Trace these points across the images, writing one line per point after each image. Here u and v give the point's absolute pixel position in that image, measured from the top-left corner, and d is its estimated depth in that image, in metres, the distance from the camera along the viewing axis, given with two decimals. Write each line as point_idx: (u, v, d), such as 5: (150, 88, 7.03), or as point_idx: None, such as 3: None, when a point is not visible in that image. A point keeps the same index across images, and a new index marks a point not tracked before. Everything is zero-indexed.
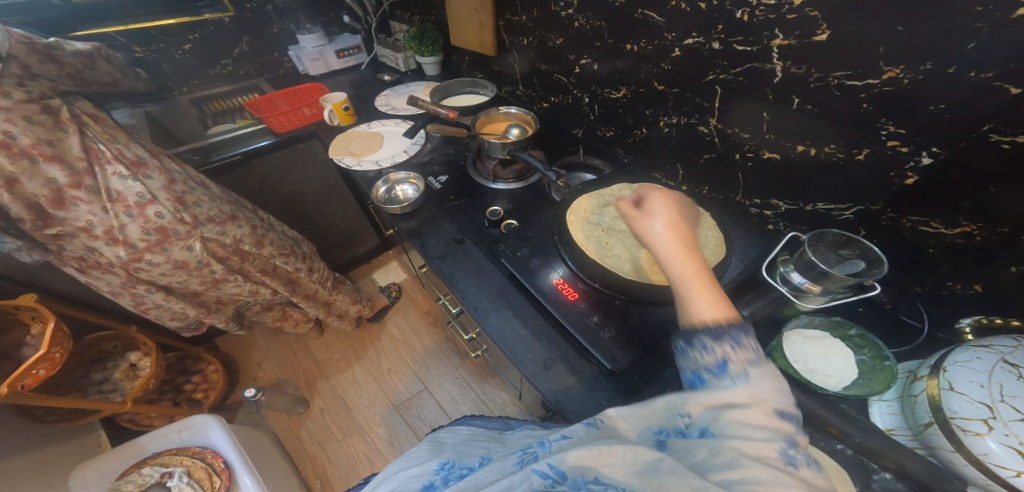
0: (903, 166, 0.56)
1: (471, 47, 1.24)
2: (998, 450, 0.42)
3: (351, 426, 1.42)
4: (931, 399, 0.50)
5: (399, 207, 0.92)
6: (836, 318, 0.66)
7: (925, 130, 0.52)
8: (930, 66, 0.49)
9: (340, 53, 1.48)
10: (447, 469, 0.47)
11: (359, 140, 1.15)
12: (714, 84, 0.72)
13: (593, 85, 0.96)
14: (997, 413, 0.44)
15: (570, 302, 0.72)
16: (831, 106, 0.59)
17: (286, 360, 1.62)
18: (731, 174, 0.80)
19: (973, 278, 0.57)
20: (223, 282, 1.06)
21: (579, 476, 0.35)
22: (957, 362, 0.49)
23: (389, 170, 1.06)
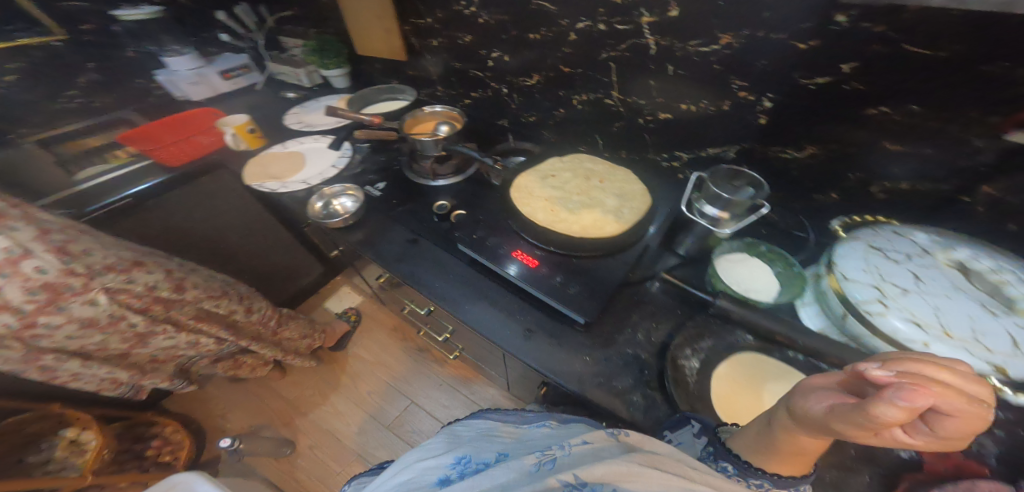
0: (755, 110, 0.70)
1: (380, 54, 1.26)
2: (902, 327, 0.52)
3: (345, 461, 1.43)
4: (837, 294, 0.60)
5: (340, 221, 0.94)
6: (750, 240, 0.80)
7: (760, 81, 0.66)
8: (746, 33, 0.62)
9: (224, 73, 1.45)
10: (461, 463, 0.54)
11: (279, 163, 1.15)
12: (609, 61, 0.82)
13: (508, 76, 1.04)
14: (887, 293, 0.55)
15: (533, 269, 0.81)
16: (695, 69, 0.72)
17: (256, 407, 1.58)
18: (639, 136, 0.92)
19: (833, 188, 0.72)
20: (153, 334, 0.98)
21: (598, 487, 0.42)
22: (845, 259, 0.61)
23: (319, 186, 1.07)
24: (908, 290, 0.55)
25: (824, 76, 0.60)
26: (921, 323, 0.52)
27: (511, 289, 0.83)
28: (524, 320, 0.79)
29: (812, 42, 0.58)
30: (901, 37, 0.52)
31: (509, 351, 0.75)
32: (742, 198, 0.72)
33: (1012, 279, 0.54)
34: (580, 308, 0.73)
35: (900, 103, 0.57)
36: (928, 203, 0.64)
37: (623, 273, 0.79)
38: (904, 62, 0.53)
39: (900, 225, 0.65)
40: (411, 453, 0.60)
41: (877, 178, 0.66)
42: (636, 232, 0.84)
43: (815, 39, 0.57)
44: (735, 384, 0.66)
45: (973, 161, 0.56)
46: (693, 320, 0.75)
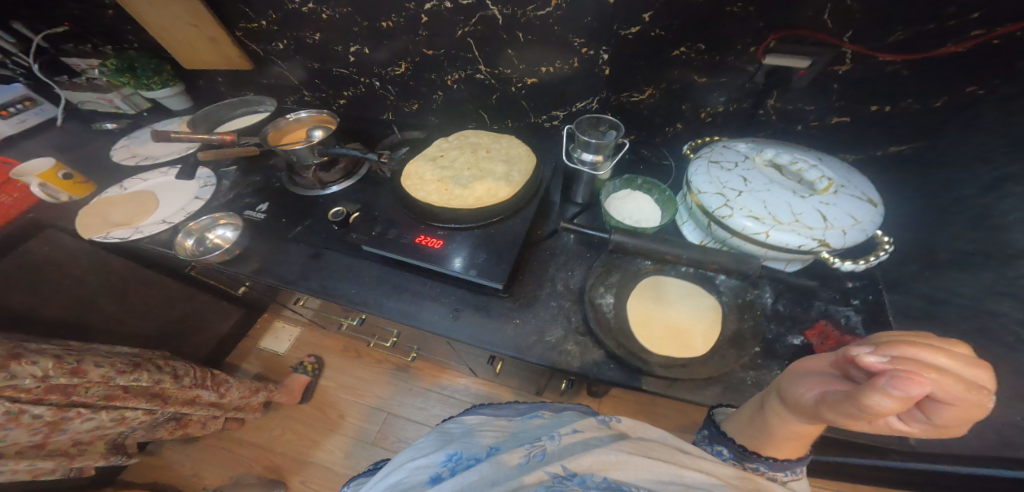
0: (597, 63, 0.78)
1: (217, 65, 1.14)
2: (748, 223, 0.64)
3: (332, 487, 1.35)
4: (699, 208, 0.71)
5: (219, 253, 0.87)
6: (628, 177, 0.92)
7: (594, 37, 0.74)
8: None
9: (2, 113, 1.15)
10: (452, 460, 0.60)
11: (121, 208, 1.00)
12: (466, 37, 0.83)
13: (375, 68, 1.00)
14: (729, 199, 0.67)
15: (438, 250, 0.83)
16: (540, 33, 0.77)
17: (219, 459, 1.42)
18: (516, 103, 0.96)
19: (677, 119, 0.84)
20: (64, 421, 0.85)
21: (587, 476, 0.52)
22: (695, 178, 0.73)
23: (184, 224, 0.97)
24: (742, 191, 0.67)
25: (636, 27, 0.70)
26: (759, 216, 0.64)
27: (428, 275, 0.86)
28: (447, 301, 0.82)
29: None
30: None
31: (434, 331, 0.79)
32: (607, 141, 0.81)
33: (805, 165, 0.68)
34: (493, 276, 0.78)
35: (693, 42, 0.70)
36: (743, 115, 0.78)
37: (523, 231, 0.85)
38: (684, 6, 0.65)
39: (725, 139, 0.79)
40: (401, 453, 0.67)
41: (703, 107, 0.79)
42: (528, 194, 0.90)
43: None
44: (649, 309, 0.77)
45: (752, 82, 0.72)
46: (600, 261, 0.84)
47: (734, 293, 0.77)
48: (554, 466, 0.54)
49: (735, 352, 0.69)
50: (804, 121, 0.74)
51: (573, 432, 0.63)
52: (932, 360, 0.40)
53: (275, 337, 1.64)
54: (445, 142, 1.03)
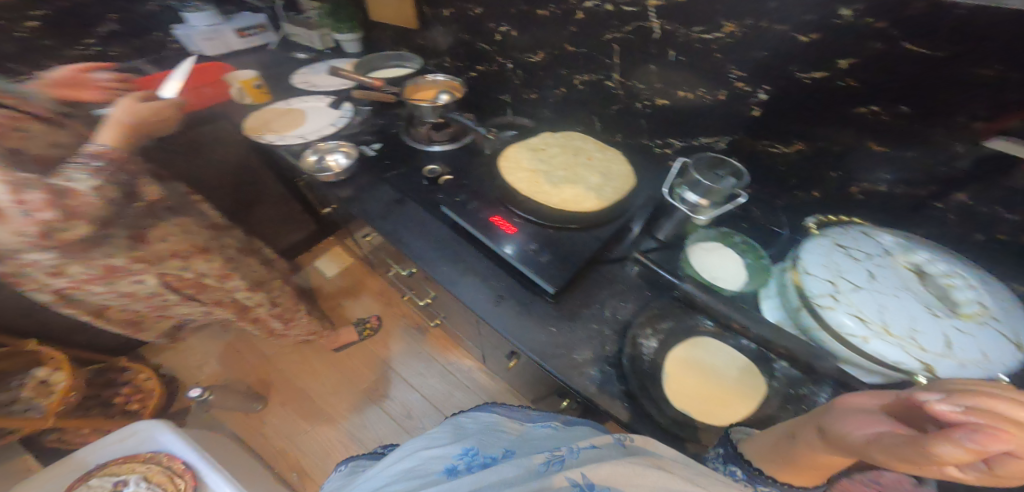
0: (748, 102, 0.72)
1: (387, 19, 1.28)
2: (847, 321, 0.56)
3: (310, 416, 1.49)
4: (795, 287, 0.63)
5: (332, 174, 0.95)
6: (726, 230, 0.83)
7: (758, 72, 0.67)
8: (749, 22, 0.63)
9: (241, 31, 1.38)
10: (469, 455, 0.58)
11: (279, 118, 1.14)
12: (612, 42, 0.82)
13: (513, 51, 1.04)
14: (839, 288, 0.59)
15: (509, 235, 0.82)
16: (695, 57, 0.73)
17: (233, 361, 1.62)
18: (636, 122, 0.93)
19: (812, 185, 0.76)
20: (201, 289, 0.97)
21: (604, 489, 0.45)
22: (809, 252, 0.65)
23: (316, 142, 1.06)
24: (860, 287, 0.59)
25: (818, 71, 0.62)
26: (865, 319, 0.56)
27: (489, 256, 0.84)
28: (497, 285, 0.81)
29: (813, 35, 0.59)
30: (901, 35, 0.52)
31: (477, 311, 0.78)
32: (722, 187, 0.74)
33: (960, 283, 0.58)
34: (549, 277, 0.75)
35: (889, 101, 0.58)
36: (908, 203, 0.66)
37: (592, 248, 0.80)
38: (901, 59, 0.54)
39: (867, 224, 0.69)
40: (416, 442, 0.67)
41: (855, 178, 0.69)
42: (613, 212, 0.85)
43: (816, 32, 0.58)
44: (687, 365, 0.69)
45: (948, 166, 0.58)
46: (658, 302, 0.78)
47: (789, 382, 0.67)
48: (573, 473, 0.48)
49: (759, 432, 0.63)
50: (992, 228, 0.59)
51: (590, 449, 0.53)
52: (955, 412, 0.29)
53: (334, 259, 1.85)
54: (550, 136, 1.03)
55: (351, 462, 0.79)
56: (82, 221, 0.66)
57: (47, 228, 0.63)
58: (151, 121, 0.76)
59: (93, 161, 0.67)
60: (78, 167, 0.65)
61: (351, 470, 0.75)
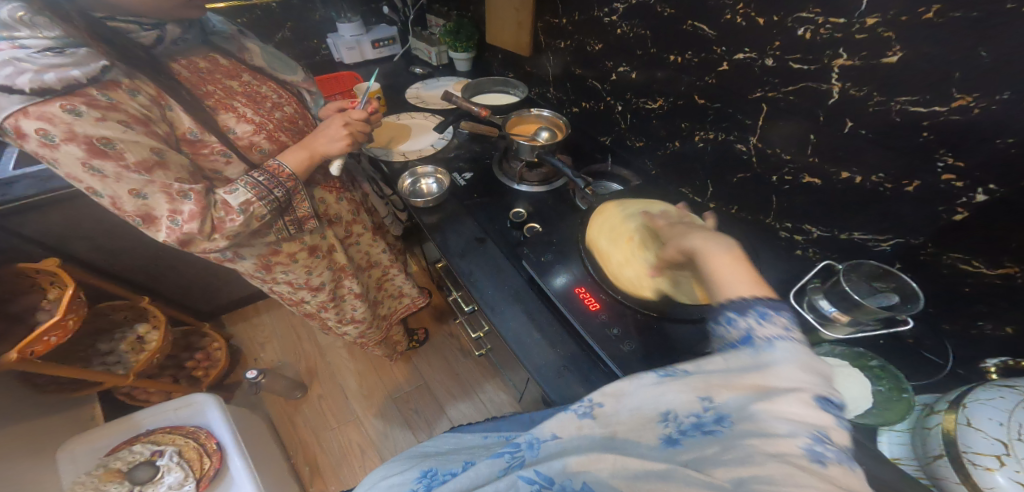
0: (954, 201, 0.55)
1: (506, 45, 1.27)
2: (1006, 486, 0.42)
3: (340, 410, 1.48)
4: (944, 434, 0.49)
5: (423, 201, 0.95)
6: (857, 349, 0.65)
7: (987, 164, 0.50)
8: (1007, 96, 0.46)
9: (375, 43, 1.49)
10: (429, 477, 0.43)
11: (388, 132, 1.19)
12: (761, 102, 0.71)
13: (628, 93, 0.96)
14: (1012, 451, 0.43)
15: (590, 312, 0.73)
16: (888, 133, 0.57)
17: (289, 346, 1.66)
18: (764, 195, 0.79)
19: (1007, 318, 0.57)
20: (338, 300, 1.07)
21: (567, 481, 0.33)
22: (978, 399, 0.48)
23: (415, 162, 1.09)
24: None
25: None
26: None
27: (558, 318, 0.76)
28: (563, 354, 0.71)
29: None
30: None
31: (538, 379, 0.68)
32: (876, 307, 0.58)
33: None
34: (629, 370, 0.65)
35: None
36: None
37: (691, 341, 0.68)
38: None
39: None
40: (376, 471, 0.50)
41: None
42: None
43: None
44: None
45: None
46: None
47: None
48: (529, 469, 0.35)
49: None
50: None
51: (549, 437, 0.39)
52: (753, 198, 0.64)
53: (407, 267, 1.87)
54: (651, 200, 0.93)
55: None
56: (223, 235, 0.66)
57: (186, 238, 0.62)
58: (326, 146, 0.76)
59: (259, 176, 0.68)
60: (244, 181, 0.67)
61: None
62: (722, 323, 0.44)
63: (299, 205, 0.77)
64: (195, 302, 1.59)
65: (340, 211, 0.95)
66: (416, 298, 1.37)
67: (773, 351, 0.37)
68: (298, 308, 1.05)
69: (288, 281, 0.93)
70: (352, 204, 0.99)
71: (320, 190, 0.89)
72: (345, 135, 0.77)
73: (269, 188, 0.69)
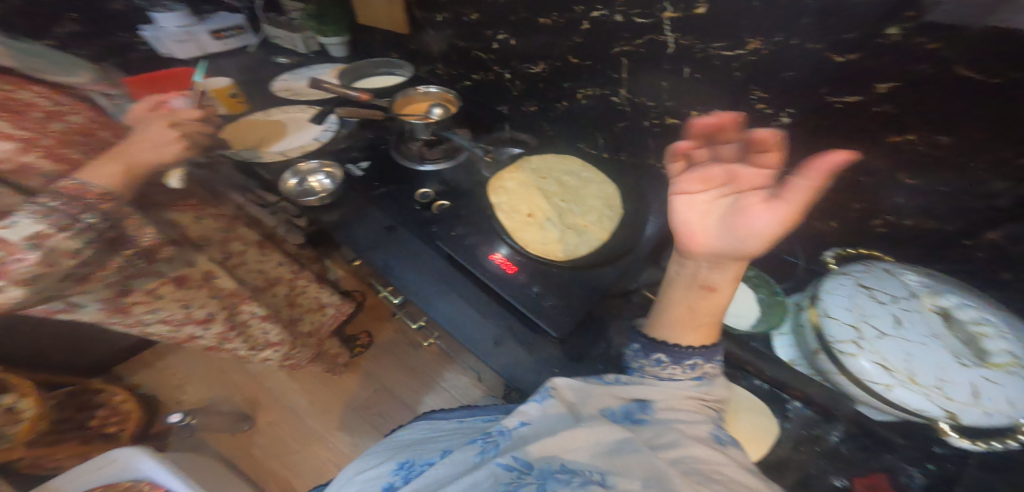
0: (769, 126, 0.65)
1: (382, 25, 1.21)
2: (869, 367, 0.54)
3: (296, 430, 1.46)
4: (814, 330, 0.61)
5: (316, 199, 0.94)
6: (739, 266, 0.82)
7: (784, 94, 0.59)
8: (779, 38, 0.54)
9: (215, 34, 1.34)
10: (405, 468, 0.48)
11: (257, 130, 1.12)
12: (621, 56, 0.76)
13: (512, 60, 0.98)
14: (864, 333, 0.56)
15: (509, 275, 0.79)
16: (716, 74, 0.65)
17: (215, 379, 1.58)
18: (642, 138, 0.88)
19: (830, 216, 0.71)
20: (245, 326, 1.03)
21: (544, 465, 0.39)
22: (829, 292, 0.62)
23: (298, 159, 1.04)
24: (886, 334, 0.55)
25: (855, 96, 0.53)
26: (889, 367, 0.53)
27: (485, 290, 0.80)
28: (496, 322, 0.76)
29: (851, 56, 0.50)
30: (956, 57, 0.43)
31: (478, 355, 0.73)
32: None
33: (989, 331, 0.55)
34: (551, 321, 0.71)
35: (929, 132, 0.51)
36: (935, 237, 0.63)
37: (609, 281, 0.76)
38: (965, 86, 0.45)
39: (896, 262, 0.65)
40: (350, 467, 0.56)
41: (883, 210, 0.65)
42: (620, 247, 0.81)
43: (856, 54, 0.49)
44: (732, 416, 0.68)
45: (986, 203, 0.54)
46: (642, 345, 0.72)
47: (802, 423, 0.68)
48: (506, 455, 0.41)
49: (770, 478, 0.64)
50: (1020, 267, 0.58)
51: (518, 424, 0.45)
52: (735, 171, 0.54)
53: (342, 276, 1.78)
54: (546, 159, 0.99)
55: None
56: (12, 280, 0.51)
57: None
58: (149, 153, 0.68)
59: (52, 201, 0.54)
60: (28, 210, 0.52)
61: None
62: (652, 361, 0.53)
63: (139, 234, 0.70)
64: (75, 361, 1.42)
65: (203, 231, 0.88)
66: (340, 306, 1.32)
67: (700, 382, 0.51)
68: (204, 341, 0.99)
69: (162, 319, 0.86)
70: (221, 220, 0.93)
71: (169, 212, 0.80)
72: (175, 137, 0.72)
73: (75, 214, 0.56)
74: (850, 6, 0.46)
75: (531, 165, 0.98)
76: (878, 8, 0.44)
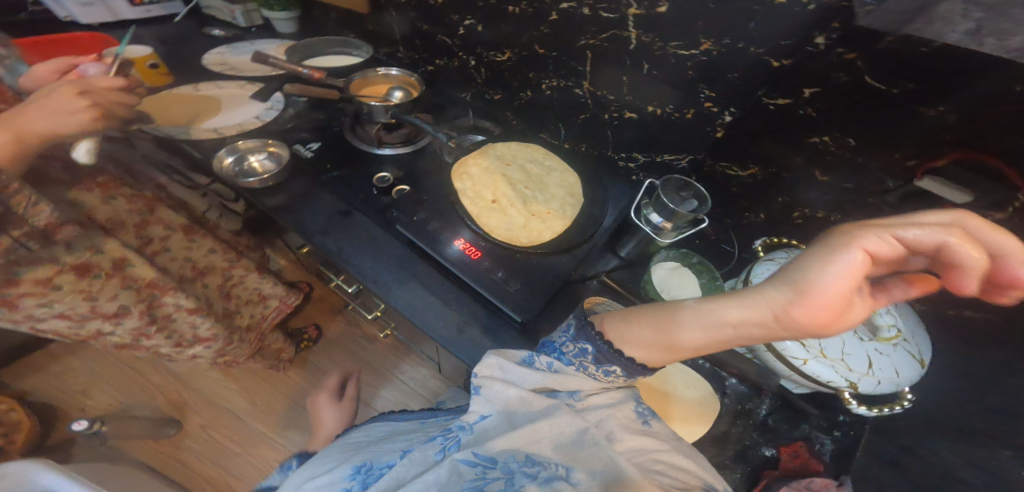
0: (715, 122, 0.72)
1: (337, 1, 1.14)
2: (789, 343, 0.62)
3: (228, 435, 1.33)
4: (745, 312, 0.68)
5: (257, 180, 0.84)
6: (686, 251, 0.87)
7: (727, 93, 0.66)
8: (727, 41, 0.59)
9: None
10: (364, 473, 0.53)
11: (184, 106, 0.99)
12: (586, 48, 0.80)
13: (477, 48, 0.98)
14: None
15: (474, 260, 0.79)
16: (673, 73, 0.70)
17: (129, 383, 1.39)
18: (601, 130, 0.93)
19: (760, 209, 0.80)
20: (172, 321, 0.91)
21: (509, 457, 0.49)
22: (757, 275, 0.68)
23: (233, 139, 0.94)
24: None
25: (784, 99, 0.60)
26: (806, 343, 0.61)
27: (447, 277, 0.80)
28: (459, 310, 0.77)
29: (785, 61, 0.56)
30: (866, 68, 0.50)
31: (439, 340, 0.73)
32: (685, 212, 0.75)
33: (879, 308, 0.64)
34: (515, 306, 0.74)
35: (839, 136, 0.59)
36: (835, 229, 0.71)
37: (567, 270, 0.79)
38: (872, 96, 0.52)
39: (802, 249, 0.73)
40: (305, 472, 0.60)
41: (796, 205, 0.74)
42: (585, 231, 0.85)
43: (789, 59, 0.56)
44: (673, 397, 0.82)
45: (879, 199, 0.63)
46: None
47: (738, 398, 0.77)
48: (473, 452, 0.50)
49: (712, 449, 0.73)
50: None
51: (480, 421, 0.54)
52: (898, 236, 0.35)
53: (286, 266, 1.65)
54: (509, 147, 0.99)
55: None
56: None
57: None
58: (41, 123, 0.60)
59: None
60: None
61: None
62: (573, 348, 0.57)
63: (35, 213, 0.62)
64: None
65: (112, 213, 0.77)
66: (284, 298, 1.18)
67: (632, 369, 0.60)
68: (114, 338, 0.87)
69: (61, 314, 0.74)
70: (138, 200, 0.81)
71: (65, 190, 0.70)
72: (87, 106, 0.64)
73: None
74: (785, 17, 0.52)
75: (494, 151, 0.98)
76: (808, 20, 0.50)
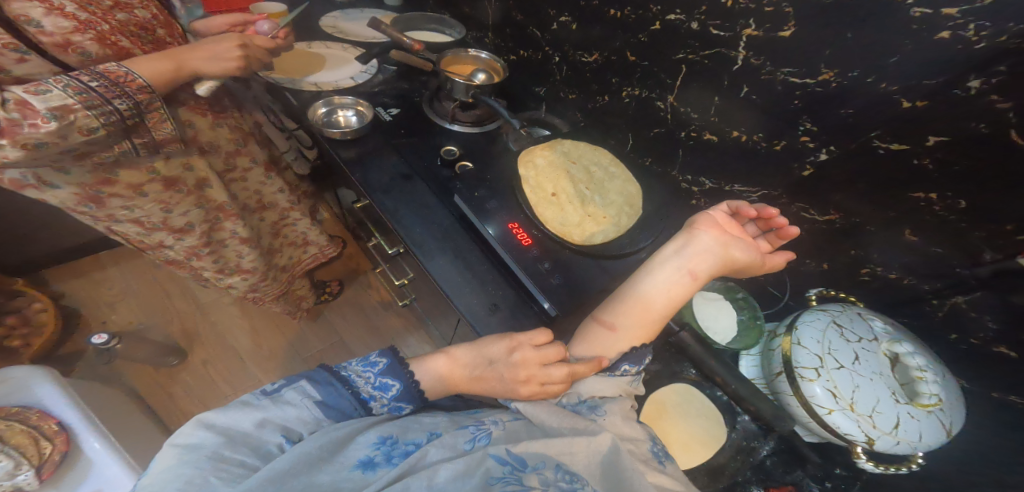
0: (805, 158, 0.69)
1: None
2: (820, 393, 0.58)
3: (227, 374, 1.32)
4: (784, 354, 0.64)
5: (338, 133, 0.88)
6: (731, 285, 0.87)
7: (832, 130, 0.63)
8: (855, 74, 0.57)
9: None
10: (388, 443, 0.48)
11: (294, 59, 1.05)
12: (682, 62, 0.79)
13: (566, 46, 0.99)
14: (825, 363, 0.59)
15: (523, 246, 0.76)
16: (774, 101, 0.69)
17: (151, 305, 1.41)
18: (673, 148, 0.91)
19: (823, 256, 0.76)
20: (220, 246, 0.94)
21: (539, 464, 0.46)
22: (805, 321, 0.65)
23: (328, 93, 0.98)
24: (844, 366, 0.59)
25: (901, 144, 0.57)
26: (837, 394, 0.57)
27: (488, 258, 0.79)
28: (492, 292, 0.75)
29: (921, 102, 0.53)
30: (1018, 121, 0.47)
31: (467, 317, 0.71)
32: None
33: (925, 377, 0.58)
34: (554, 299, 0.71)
35: (951, 195, 0.55)
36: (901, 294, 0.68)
37: (600, 282, 0.75)
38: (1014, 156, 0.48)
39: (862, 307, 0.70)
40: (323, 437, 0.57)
41: (867, 261, 0.70)
42: (633, 243, 0.82)
43: (927, 101, 0.52)
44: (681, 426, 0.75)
45: (969, 269, 0.58)
46: None
47: (745, 435, 0.72)
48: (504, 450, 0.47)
49: (706, 482, 0.68)
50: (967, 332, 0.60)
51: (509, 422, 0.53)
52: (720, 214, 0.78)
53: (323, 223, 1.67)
54: (574, 146, 0.99)
55: (190, 421, 0.47)
56: None
57: None
58: (201, 61, 0.69)
59: None
60: None
61: (209, 459, 0.43)
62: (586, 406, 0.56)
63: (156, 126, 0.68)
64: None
65: (213, 138, 0.84)
66: (323, 247, 1.26)
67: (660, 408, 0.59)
68: (161, 253, 0.88)
69: (134, 219, 0.77)
70: (236, 132, 0.89)
71: (185, 110, 0.77)
72: (238, 56, 0.72)
73: None
74: (933, 55, 0.49)
75: (558, 147, 0.97)
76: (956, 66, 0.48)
